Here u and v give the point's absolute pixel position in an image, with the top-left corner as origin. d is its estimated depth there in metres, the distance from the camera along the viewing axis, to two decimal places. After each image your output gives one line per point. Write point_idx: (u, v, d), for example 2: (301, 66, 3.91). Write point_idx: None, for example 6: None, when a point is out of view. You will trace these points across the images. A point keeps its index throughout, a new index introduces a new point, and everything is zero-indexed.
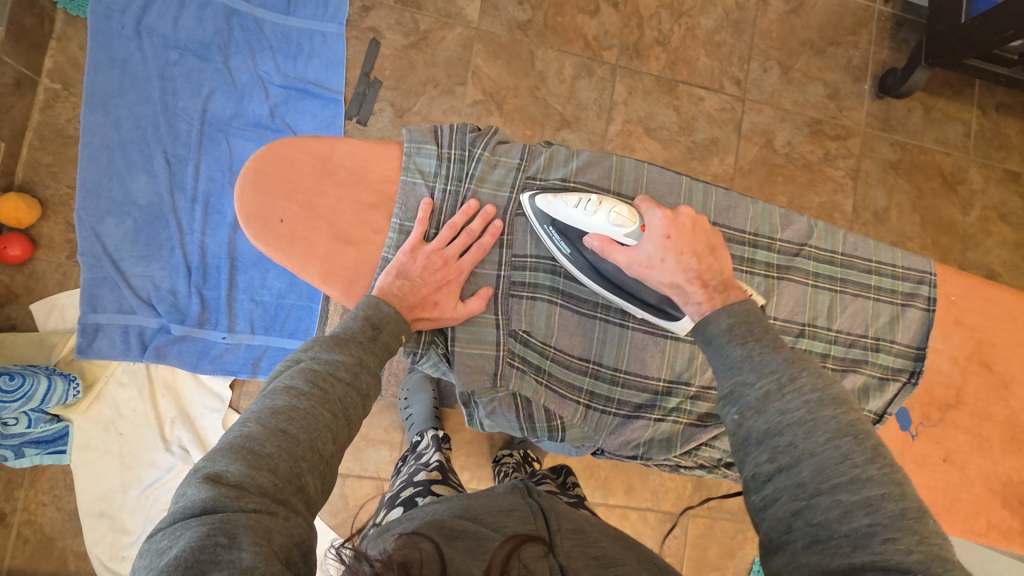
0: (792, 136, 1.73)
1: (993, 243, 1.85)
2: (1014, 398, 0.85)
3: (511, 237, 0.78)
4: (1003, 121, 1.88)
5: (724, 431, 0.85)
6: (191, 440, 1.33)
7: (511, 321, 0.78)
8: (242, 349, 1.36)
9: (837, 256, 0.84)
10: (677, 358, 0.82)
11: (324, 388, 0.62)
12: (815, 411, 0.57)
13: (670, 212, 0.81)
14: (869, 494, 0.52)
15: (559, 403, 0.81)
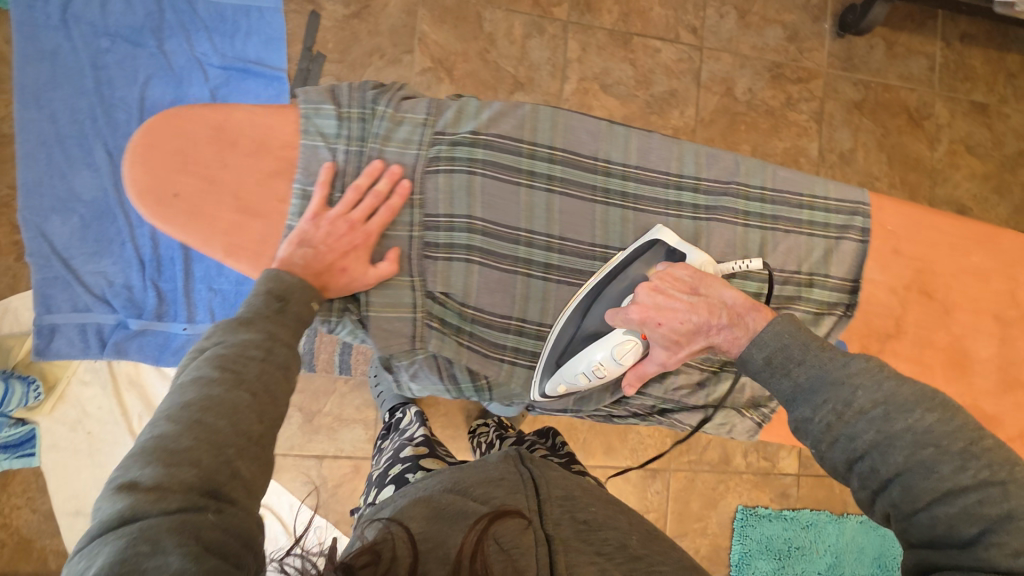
0: (752, 82, 1.69)
1: (962, 177, 1.85)
2: (959, 324, 0.87)
3: (423, 196, 0.74)
4: (968, 51, 1.85)
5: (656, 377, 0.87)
6: None
7: (427, 283, 0.75)
8: (204, 338, 1.35)
9: (768, 193, 0.83)
10: None
11: (236, 370, 0.61)
12: (885, 429, 0.60)
13: (589, 158, 0.80)
14: (962, 501, 0.57)
15: (484, 362, 0.79)
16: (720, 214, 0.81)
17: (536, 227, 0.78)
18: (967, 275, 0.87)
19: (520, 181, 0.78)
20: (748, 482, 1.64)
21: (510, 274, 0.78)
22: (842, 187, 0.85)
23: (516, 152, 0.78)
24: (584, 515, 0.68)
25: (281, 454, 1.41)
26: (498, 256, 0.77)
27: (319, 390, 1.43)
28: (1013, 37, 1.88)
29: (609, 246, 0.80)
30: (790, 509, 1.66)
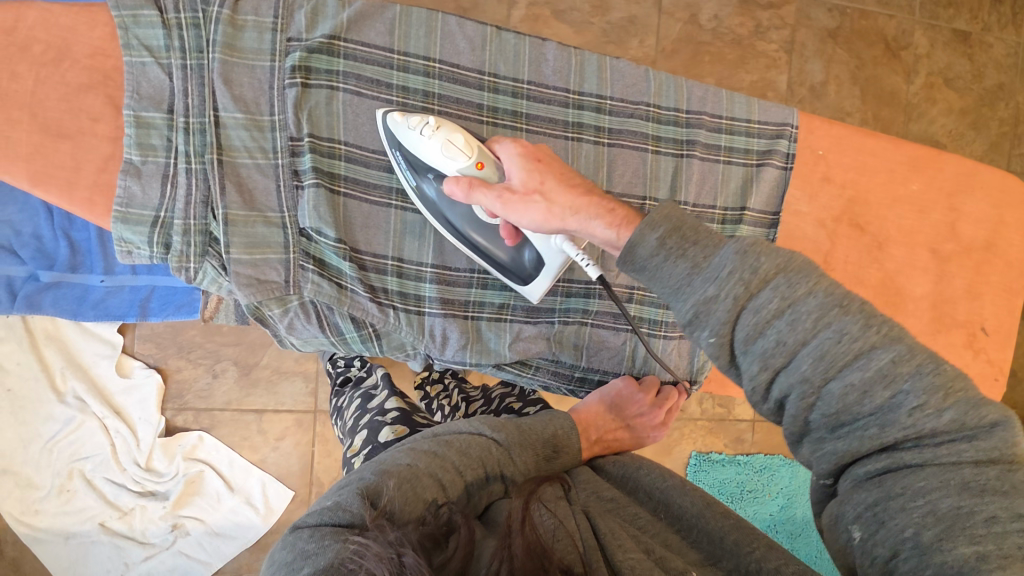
0: (718, 8, 1.56)
1: (938, 112, 1.75)
2: (888, 258, 0.86)
3: (284, 117, 0.67)
4: None
5: (557, 328, 0.82)
6: (87, 389, 1.27)
7: (299, 219, 0.69)
8: (126, 292, 1.26)
9: (681, 115, 0.79)
10: None
11: (436, 459, 0.64)
12: (790, 297, 0.52)
13: (473, 71, 0.73)
14: (880, 364, 0.50)
15: (367, 309, 0.72)
16: (626, 138, 0.77)
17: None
18: (900, 208, 0.86)
19: (392, 98, 0.70)
20: (703, 429, 1.65)
21: (383, 207, 0.72)
22: (765, 108, 0.82)
23: (385, 64, 0.70)
24: (608, 493, 0.66)
25: (218, 410, 1.36)
26: (370, 189, 0.72)
27: (255, 343, 1.37)
28: None
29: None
30: (744, 454, 1.68)
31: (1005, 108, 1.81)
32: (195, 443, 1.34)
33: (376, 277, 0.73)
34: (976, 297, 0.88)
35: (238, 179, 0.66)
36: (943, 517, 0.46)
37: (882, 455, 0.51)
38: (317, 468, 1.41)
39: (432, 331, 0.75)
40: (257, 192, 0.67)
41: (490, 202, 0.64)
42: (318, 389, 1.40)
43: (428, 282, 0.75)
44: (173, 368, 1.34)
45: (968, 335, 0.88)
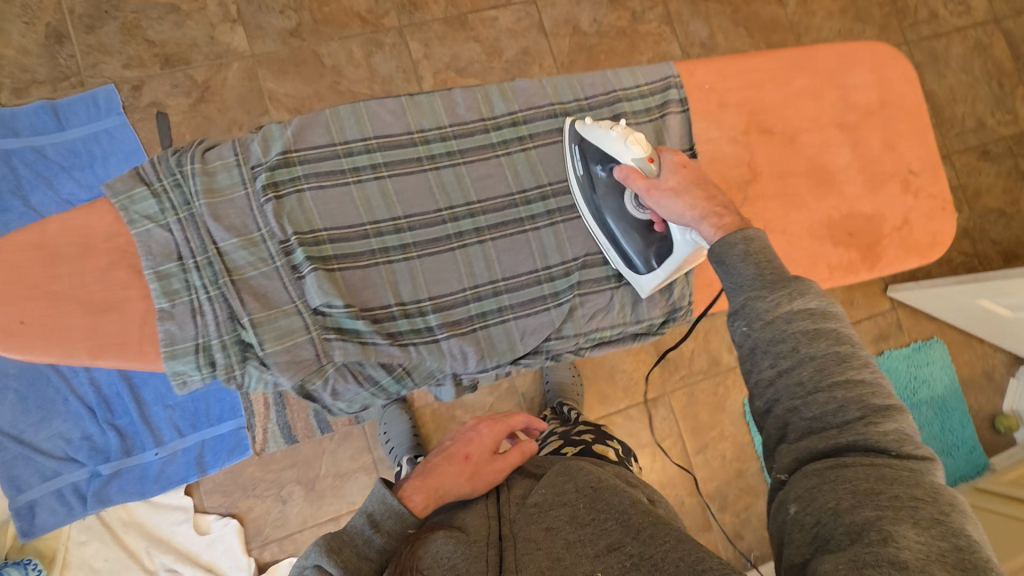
0: (594, 12, 1.73)
1: (821, 19, 1.90)
2: (804, 144, 0.95)
3: (269, 228, 0.77)
4: None
5: (558, 314, 0.86)
6: (175, 556, 1.32)
7: (309, 301, 0.76)
8: (180, 455, 1.35)
9: (582, 103, 0.90)
10: (474, 263, 0.83)
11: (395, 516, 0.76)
12: (818, 322, 0.65)
13: (403, 134, 0.84)
14: (859, 392, 0.61)
15: (391, 354, 0.78)
16: (546, 137, 0.88)
17: (380, 215, 0.81)
18: (796, 101, 0.96)
19: (348, 180, 0.81)
20: None
21: (372, 267, 0.80)
22: (647, 71, 0.94)
23: (332, 155, 0.81)
24: (534, 500, 0.77)
25: (298, 531, 1.41)
26: (355, 255, 0.79)
27: (309, 456, 1.43)
28: None
29: (454, 206, 0.84)
30: None
31: None
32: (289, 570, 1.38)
33: (390, 324, 0.80)
34: (892, 149, 0.98)
35: (252, 289, 0.75)
36: (860, 492, 0.56)
37: (834, 457, 0.60)
38: None
39: (453, 351, 0.81)
40: (270, 293, 0.76)
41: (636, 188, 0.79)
42: (381, 476, 1.46)
43: (431, 313, 0.81)
44: (245, 509, 1.39)
45: (901, 181, 0.97)
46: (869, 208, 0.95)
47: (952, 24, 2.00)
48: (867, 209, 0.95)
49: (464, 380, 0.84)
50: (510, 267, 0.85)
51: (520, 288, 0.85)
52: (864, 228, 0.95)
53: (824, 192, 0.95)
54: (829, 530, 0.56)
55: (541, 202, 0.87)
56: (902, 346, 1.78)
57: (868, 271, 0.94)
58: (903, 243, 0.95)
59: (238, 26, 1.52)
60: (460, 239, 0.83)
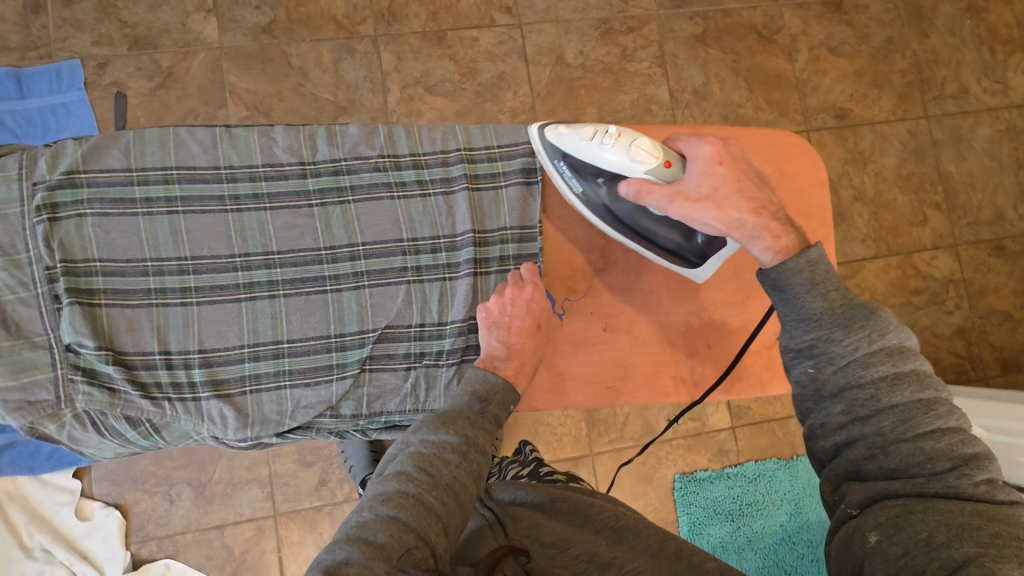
0: (582, 45, 1.64)
1: (832, 80, 1.77)
2: None
3: (37, 252, 0.73)
4: None
5: (340, 389, 0.80)
6: (53, 538, 1.31)
7: (63, 337, 0.73)
8: None
9: (419, 159, 0.85)
10: (257, 319, 0.79)
11: (432, 474, 0.68)
12: (898, 366, 0.65)
13: (209, 168, 0.79)
14: (944, 437, 0.63)
15: (141, 406, 0.75)
16: (368, 192, 0.83)
17: (165, 254, 0.77)
18: None
19: (137, 211, 0.77)
20: (680, 448, 1.57)
21: (143, 308, 0.76)
22: (502, 132, 0.88)
23: (125, 183, 0.77)
24: (550, 537, 0.72)
25: (180, 534, 1.38)
26: (126, 293, 0.76)
27: (204, 460, 1.41)
28: None
29: (250, 254, 0.79)
30: (733, 466, 1.58)
31: (902, 59, 1.81)
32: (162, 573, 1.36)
33: (147, 374, 0.75)
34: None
35: (3, 315, 0.72)
36: (954, 528, 0.58)
37: (917, 498, 0.62)
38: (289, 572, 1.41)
39: (212, 412, 0.77)
40: (24, 322, 0.73)
41: (660, 198, 0.78)
42: (274, 492, 1.42)
43: (196, 367, 0.77)
44: (131, 502, 1.38)
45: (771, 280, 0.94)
46: (735, 320, 0.92)
47: (983, 102, 1.82)
48: (734, 320, 0.92)
49: (223, 444, 0.79)
50: (297, 328, 0.80)
51: (304, 354, 0.79)
52: (720, 341, 0.92)
53: (682, 296, 0.92)
54: (924, 567, 0.58)
55: (348, 262, 0.82)
56: None
57: (723, 391, 0.91)
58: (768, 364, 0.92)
59: (211, 16, 1.50)
60: (247, 292, 0.79)
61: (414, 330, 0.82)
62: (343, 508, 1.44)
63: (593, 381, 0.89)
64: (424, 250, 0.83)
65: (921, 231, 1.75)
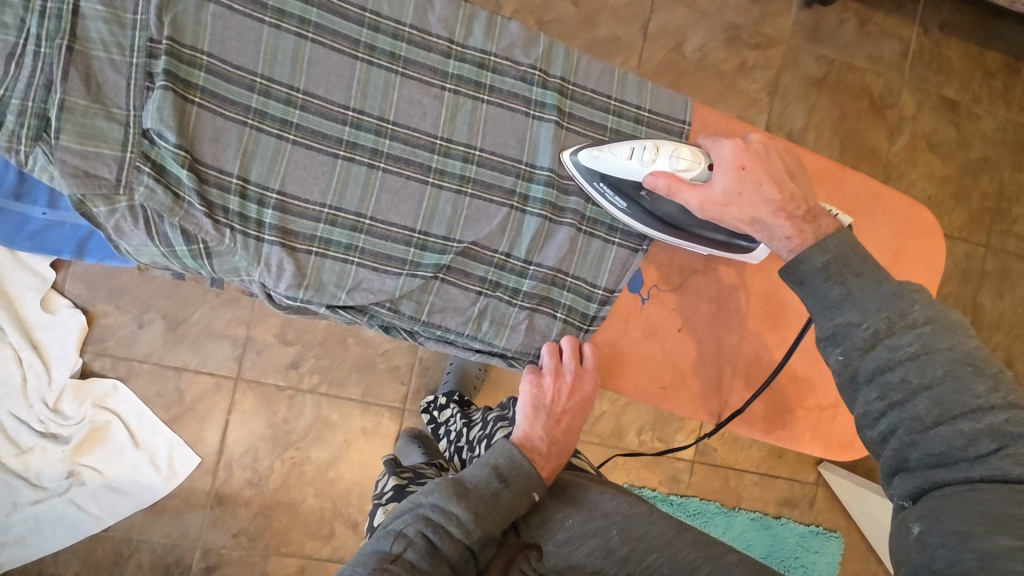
0: (705, 41, 1.57)
1: (918, 175, 1.73)
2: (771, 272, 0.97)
3: (146, 18, 0.68)
4: (947, 42, 1.72)
5: (402, 285, 0.82)
6: (9, 319, 1.24)
7: (143, 120, 0.69)
8: (66, 227, 1.28)
9: (566, 85, 0.87)
10: (347, 184, 0.77)
11: (433, 542, 0.67)
12: (928, 345, 0.64)
13: (354, 6, 0.77)
14: (990, 419, 0.61)
15: (201, 225, 0.72)
16: (505, 99, 0.84)
17: (278, 77, 0.74)
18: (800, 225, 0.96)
19: (265, 19, 0.73)
20: (638, 461, 1.58)
21: (235, 123, 0.73)
22: (655, 96, 0.92)
23: None
24: (563, 535, 0.74)
25: (137, 361, 1.34)
26: (224, 101, 0.72)
27: (187, 298, 1.36)
28: (998, 33, 1.75)
29: (364, 114, 0.78)
30: (679, 495, 1.60)
31: (989, 181, 1.79)
32: (107, 392, 1.32)
33: (217, 195, 0.73)
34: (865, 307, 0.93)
35: (87, 70, 0.67)
36: (995, 520, 0.57)
37: (966, 479, 0.60)
38: (229, 438, 1.39)
39: (271, 258, 0.75)
40: (106, 87, 0.68)
41: (692, 202, 0.81)
42: (244, 356, 1.39)
43: (270, 208, 0.75)
44: (99, 312, 1.33)
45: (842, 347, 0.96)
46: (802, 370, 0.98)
47: None
48: (800, 370, 0.98)
49: (267, 292, 0.78)
50: (385, 209, 0.79)
51: (383, 237, 0.80)
52: (779, 384, 0.98)
53: (763, 326, 0.97)
54: (956, 553, 0.57)
55: (460, 162, 0.82)
56: (803, 522, 1.68)
57: (761, 431, 0.97)
58: (813, 424, 0.99)
59: None
60: (349, 152, 0.77)
61: (499, 256, 0.85)
62: (304, 397, 1.42)
63: (648, 379, 0.94)
64: (536, 181, 0.85)
65: None
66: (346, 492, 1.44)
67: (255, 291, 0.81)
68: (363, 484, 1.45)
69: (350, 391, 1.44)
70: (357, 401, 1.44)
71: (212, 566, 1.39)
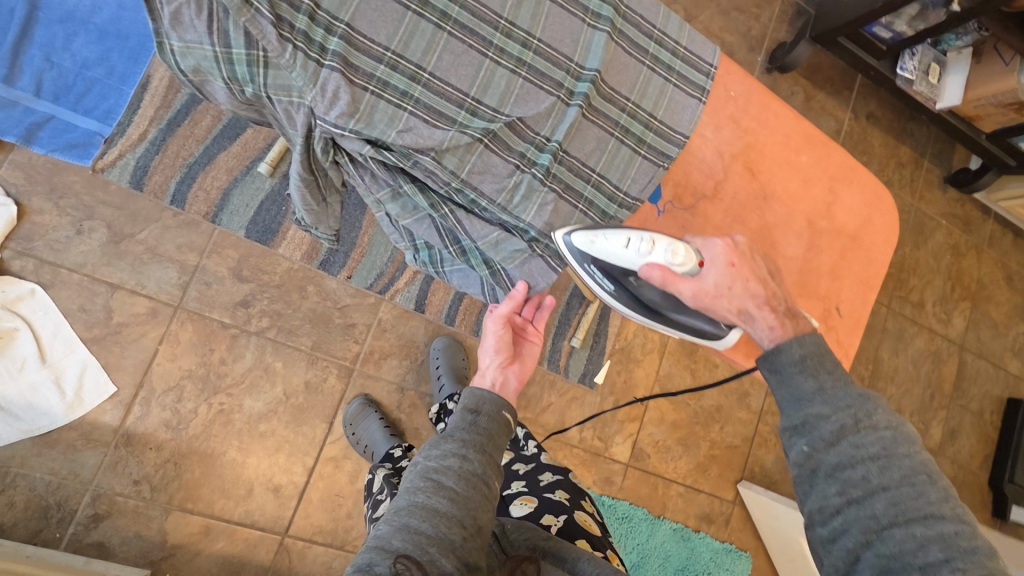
0: None
1: None
2: (770, 211, 0.93)
3: None
4: (869, 129, 2.01)
5: (450, 145, 0.76)
6: None
7: None
8: (18, 109, 1.16)
9: (622, 4, 0.84)
10: (413, 35, 0.73)
11: (454, 462, 0.75)
12: (889, 449, 0.69)
13: None
14: (942, 528, 0.63)
15: (266, 34, 0.66)
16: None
17: None
18: (790, 171, 0.94)
19: None
20: (576, 457, 1.60)
21: None
22: (693, 40, 0.89)
23: None
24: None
25: (66, 269, 1.21)
26: None
27: (138, 214, 1.25)
28: (909, 132, 2.07)
29: None
30: (610, 497, 1.63)
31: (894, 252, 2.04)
32: (22, 296, 1.17)
33: (287, 11, 0.68)
34: (838, 278, 0.96)
35: None
36: None
37: None
38: (155, 370, 1.26)
39: (325, 80, 0.69)
40: None
41: (684, 292, 0.80)
42: (189, 285, 1.28)
43: (337, 36, 0.70)
44: (33, 208, 1.19)
45: (824, 312, 0.95)
46: None
47: (930, 322, 2.08)
48: None
49: (318, 120, 0.72)
50: (444, 68, 0.75)
51: (437, 94, 0.75)
52: None
53: None
54: None
55: (519, 46, 0.78)
56: (718, 539, 1.73)
57: (746, 358, 0.93)
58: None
59: None
60: (419, 7, 0.74)
61: (539, 140, 0.81)
62: (249, 339, 1.32)
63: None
64: (586, 80, 0.81)
65: None
66: (275, 449, 1.33)
67: (297, 125, 0.75)
68: (294, 442, 1.34)
69: (299, 341, 1.35)
70: (305, 352, 1.36)
71: (101, 515, 1.21)
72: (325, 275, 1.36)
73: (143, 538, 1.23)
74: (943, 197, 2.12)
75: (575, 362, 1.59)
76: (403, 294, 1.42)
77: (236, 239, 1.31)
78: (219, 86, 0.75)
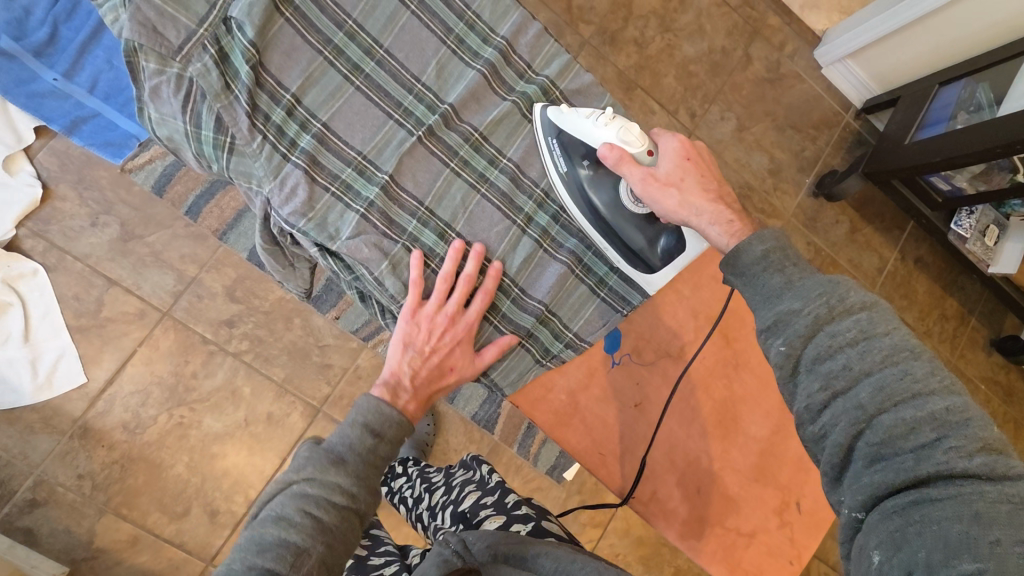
0: None
1: None
2: (737, 386, 0.98)
3: None
4: (915, 274, 1.90)
5: (397, 255, 0.84)
6: None
7: (230, 11, 0.79)
8: (69, 103, 1.23)
9: None
10: (383, 144, 0.85)
11: (321, 517, 0.68)
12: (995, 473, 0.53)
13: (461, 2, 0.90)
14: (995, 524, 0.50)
15: (237, 120, 0.78)
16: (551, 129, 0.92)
17: (368, 28, 0.85)
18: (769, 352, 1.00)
19: None
20: None
21: (312, 50, 0.82)
22: None
23: None
24: None
25: (72, 256, 1.25)
26: (315, 26, 0.83)
27: (153, 218, 1.29)
28: (959, 285, 1.94)
29: (426, 88, 0.88)
30: None
31: None
32: (24, 274, 1.22)
33: (266, 102, 0.80)
34: (800, 470, 0.99)
35: None
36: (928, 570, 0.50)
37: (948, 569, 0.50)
38: (126, 371, 1.27)
39: (287, 174, 0.80)
40: None
41: (633, 176, 0.84)
42: (182, 294, 1.30)
43: (309, 133, 0.82)
44: (58, 193, 1.25)
45: (781, 503, 0.98)
46: (736, 490, 0.96)
47: None
48: (734, 489, 0.96)
49: (271, 211, 0.81)
50: (406, 174, 0.85)
51: (396, 203, 0.84)
52: (708, 494, 0.95)
53: (718, 434, 0.97)
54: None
55: (485, 161, 0.89)
56: None
57: (677, 534, 0.94)
58: (726, 546, 0.95)
59: None
60: (399, 117, 0.86)
61: (491, 266, 0.88)
62: (224, 359, 1.32)
63: (590, 440, 0.91)
64: (546, 210, 0.92)
65: (832, 545, 1.71)
66: (221, 474, 1.31)
67: (256, 208, 0.85)
68: (242, 471, 1.32)
69: (272, 371, 1.35)
70: (276, 383, 1.35)
71: (38, 502, 1.21)
72: (313, 311, 1.35)
73: (70, 534, 1.22)
74: (985, 360, 1.96)
75: (547, 452, 1.52)
76: (387, 344, 1.37)
77: (238, 259, 1.33)
78: (190, 157, 0.84)
